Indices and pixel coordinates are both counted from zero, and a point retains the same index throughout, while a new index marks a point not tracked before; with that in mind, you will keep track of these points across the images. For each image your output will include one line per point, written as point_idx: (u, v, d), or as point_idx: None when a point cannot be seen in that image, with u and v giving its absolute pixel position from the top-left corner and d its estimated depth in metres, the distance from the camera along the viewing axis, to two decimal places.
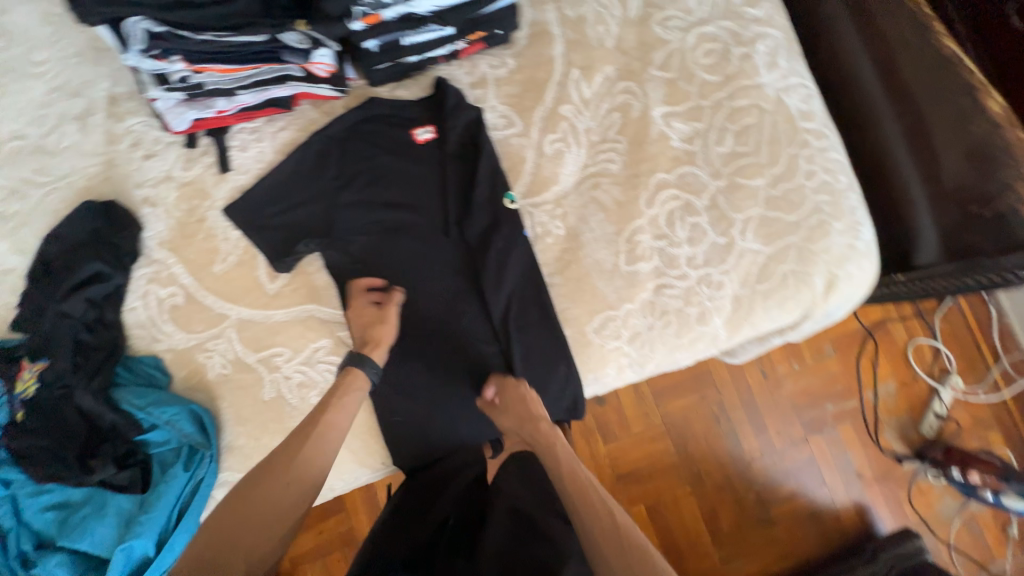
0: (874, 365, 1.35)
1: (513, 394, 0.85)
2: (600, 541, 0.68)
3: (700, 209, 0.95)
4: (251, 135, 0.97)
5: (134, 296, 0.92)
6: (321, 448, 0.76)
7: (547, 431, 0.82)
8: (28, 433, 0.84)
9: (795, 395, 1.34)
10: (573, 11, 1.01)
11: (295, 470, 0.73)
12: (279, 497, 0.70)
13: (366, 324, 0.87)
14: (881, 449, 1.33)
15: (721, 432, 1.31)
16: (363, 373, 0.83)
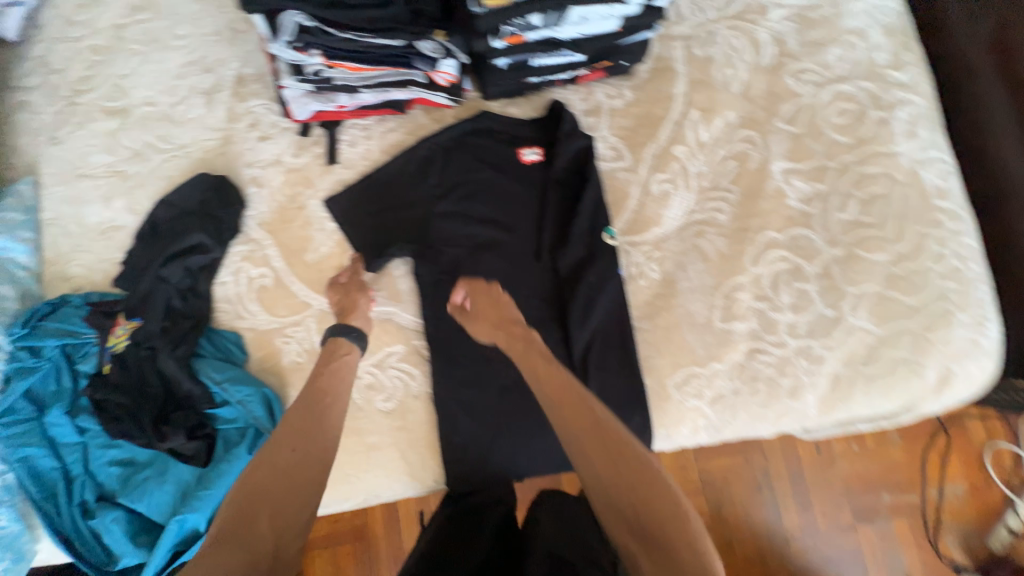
0: (943, 462, 1.16)
1: (480, 293, 0.84)
2: (595, 463, 0.62)
3: (810, 275, 0.88)
4: (362, 132, 0.99)
5: (227, 271, 0.94)
6: (325, 416, 0.76)
7: (523, 338, 0.78)
8: (111, 386, 0.86)
9: (850, 478, 1.16)
10: (701, 51, 0.98)
11: (295, 436, 0.72)
12: (286, 465, 0.69)
13: (354, 294, 0.89)
14: (940, 558, 1.12)
15: (762, 502, 1.14)
16: (346, 340, 0.84)
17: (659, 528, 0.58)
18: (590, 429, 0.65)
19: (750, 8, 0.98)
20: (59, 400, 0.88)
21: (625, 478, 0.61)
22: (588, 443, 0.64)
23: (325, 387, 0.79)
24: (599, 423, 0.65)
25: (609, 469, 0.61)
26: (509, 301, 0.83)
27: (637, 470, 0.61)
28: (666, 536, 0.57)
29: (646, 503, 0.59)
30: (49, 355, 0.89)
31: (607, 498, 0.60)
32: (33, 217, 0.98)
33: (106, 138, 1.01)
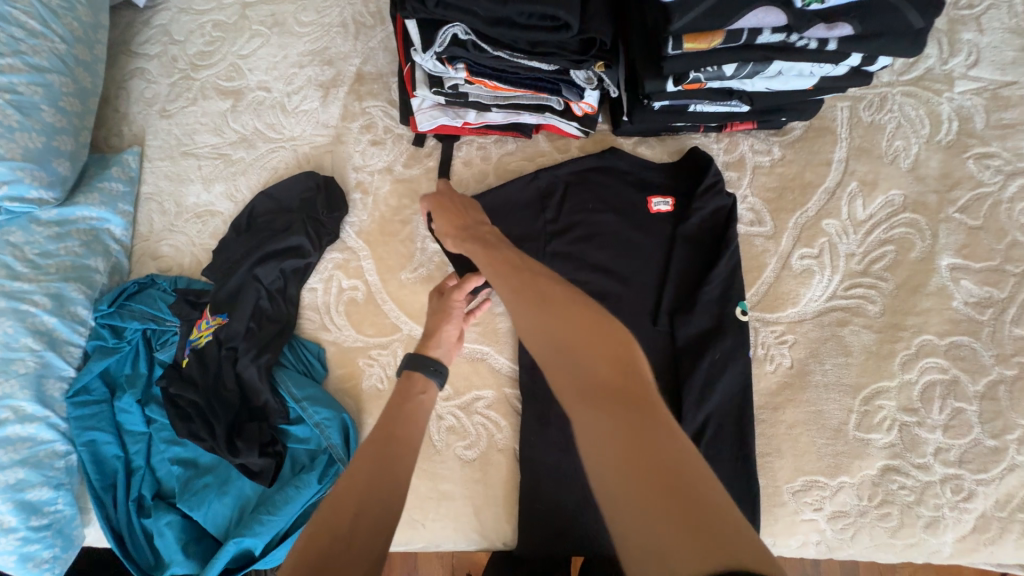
0: None
1: (435, 207, 0.78)
2: (518, 303, 0.57)
3: (969, 394, 0.77)
4: (479, 152, 0.92)
5: (318, 277, 0.89)
6: (394, 468, 0.57)
7: (480, 235, 0.71)
8: (185, 381, 0.81)
9: None
10: (869, 116, 0.87)
11: (356, 498, 0.53)
12: (347, 537, 0.50)
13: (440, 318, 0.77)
14: None
15: None
16: (421, 375, 0.69)
17: (582, 356, 0.50)
18: (514, 276, 0.60)
19: (933, 74, 0.86)
20: (132, 386, 0.84)
21: (547, 312, 0.54)
22: (511, 287, 0.59)
23: (396, 431, 0.61)
24: (525, 269, 0.61)
25: (531, 306, 0.56)
26: (472, 209, 0.76)
27: (564, 303, 0.55)
28: (585, 360, 0.49)
29: (571, 331, 0.52)
30: (130, 337, 0.86)
31: (531, 333, 0.55)
32: (134, 189, 0.95)
33: (215, 118, 0.98)
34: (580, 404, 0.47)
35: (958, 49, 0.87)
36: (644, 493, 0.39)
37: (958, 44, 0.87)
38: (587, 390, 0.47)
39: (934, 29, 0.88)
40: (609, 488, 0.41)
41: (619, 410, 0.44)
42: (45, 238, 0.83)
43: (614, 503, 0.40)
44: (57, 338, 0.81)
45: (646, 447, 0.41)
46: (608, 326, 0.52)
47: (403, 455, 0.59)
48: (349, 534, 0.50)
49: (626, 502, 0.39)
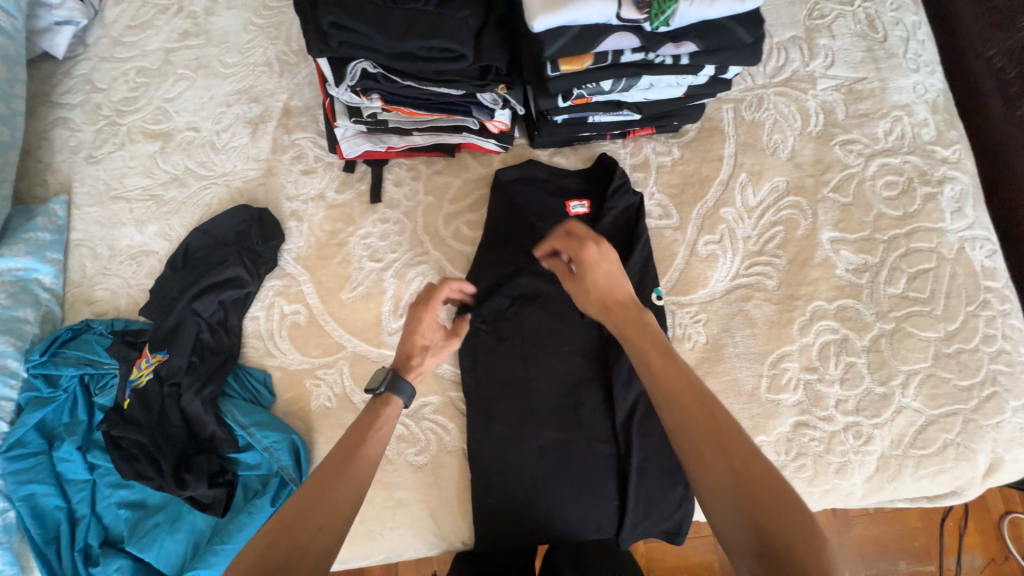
0: (962, 531, 1.16)
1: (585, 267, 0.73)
2: (706, 458, 0.56)
3: (858, 349, 0.87)
4: (407, 172, 0.98)
5: (259, 305, 0.91)
6: (353, 485, 0.61)
7: (641, 330, 0.67)
8: (127, 423, 0.81)
9: (865, 543, 1.15)
10: (750, 114, 0.98)
11: (314, 515, 0.57)
12: (298, 548, 0.54)
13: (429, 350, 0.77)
14: None
15: None
16: (397, 401, 0.71)
17: (784, 548, 0.49)
18: (705, 429, 0.57)
19: (799, 75, 0.99)
20: (71, 434, 0.83)
21: (737, 482, 0.53)
22: (703, 442, 0.56)
23: (360, 453, 0.64)
24: (711, 415, 0.58)
25: (722, 474, 0.54)
26: (624, 282, 0.72)
27: (755, 479, 0.53)
28: (776, 545, 0.49)
29: (766, 516, 0.51)
30: (66, 385, 0.85)
31: (720, 502, 0.54)
32: (63, 236, 0.95)
33: (145, 160, 1.00)
34: None
35: (816, 53, 1.00)
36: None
37: (816, 48, 1.00)
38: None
39: (796, 37, 1.01)
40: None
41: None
42: None
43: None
44: None
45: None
46: (801, 511, 0.51)
47: (361, 469, 0.63)
48: (301, 545, 0.55)
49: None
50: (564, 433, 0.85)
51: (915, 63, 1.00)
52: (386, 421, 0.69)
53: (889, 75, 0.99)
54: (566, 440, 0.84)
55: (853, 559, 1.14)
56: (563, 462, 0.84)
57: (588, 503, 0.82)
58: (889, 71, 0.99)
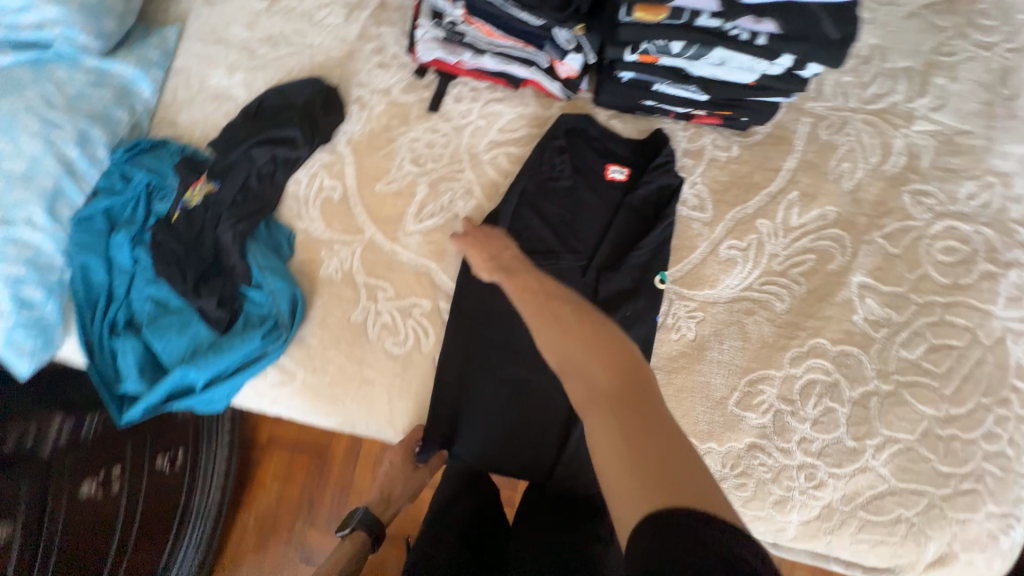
0: None
1: (469, 241, 0.86)
2: (536, 319, 0.66)
3: (844, 398, 0.84)
4: (470, 92, 1.01)
5: (305, 172, 1.00)
6: None
7: (506, 265, 0.80)
8: (172, 232, 0.93)
9: None
10: (827, 135, 0.93)
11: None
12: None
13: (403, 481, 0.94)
14: None
15: None
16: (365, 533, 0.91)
17: (596, 365, 0.58)
18: (539, 300, 0.68)
19: (896, 108, 0.91)
20: (128, 226, 0.96)
21: (560, 330, 0.63)
22: (531, 304, 0.69)
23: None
24: (541, 289, 0.71)
25: (550, 326, 0.64)
26: (500, 241, 0.84)
27: (568, 320, 0.64)
28: (593, 370, 0.58)
29: (578, 345, 0.61)
30: (135, 186, 0.97)
31: (552, 350, 0.63)
32: (167, 61, 1.08)
33: (250, 15, 1.09)
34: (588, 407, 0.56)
35: (927, 91, 0.91)
36: (635, 474, 0.48)
37: (928, 85, 0.91)
38: (593, 394, 0.56)
39: (910, 68, 0.93)
40: (611, 479, 0.50)
41: (613, 406, 0.54)
42: (84, 82, 0.96)
43: (613, 486, 0.49)
44: (75, 169, 0.93)
45: (641, 435, 0.51)
46: (613, 342, 0.60)
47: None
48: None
49: (623, 479, 0.48)
50: (528, 371, 0.91)
51: None
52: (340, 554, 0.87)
53: (1000, 136, 0.89)
54: (527, 378, 0.91)
55: None
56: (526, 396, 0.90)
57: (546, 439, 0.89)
58: (1003, 132, 0.89)
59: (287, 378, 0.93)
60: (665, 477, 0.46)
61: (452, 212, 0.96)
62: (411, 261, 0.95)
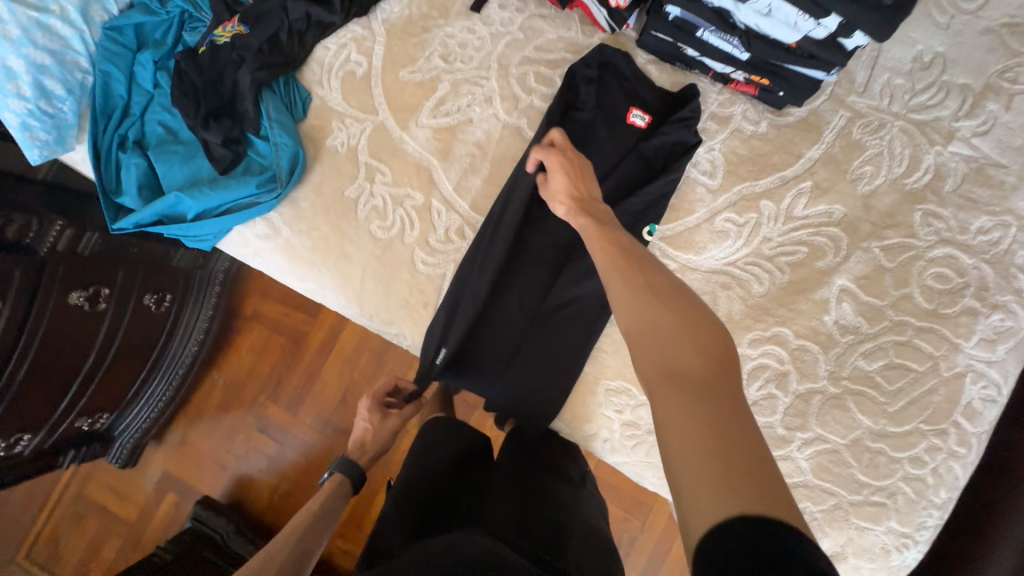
0: None
1: (557, 168, 0.79)
2: (622, 284, 0.59)
3: (789, 389, 0.86)
4: (516, 1, 0.98)
5: (335, 40, 1.00)
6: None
7: (594, 213, 0.73)
8: (195, 64, 0.94)
9: None
10: (859, 133, 0.90)
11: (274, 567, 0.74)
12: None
13: (374, 430, 1.00)
14: None
15: None
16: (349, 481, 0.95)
17: (683, 345, 0.52)
18: (629, 266, 0.62)
19: (938, 124, 0.88)
20: (155, 48, 0.98)
21: (651, 302, 0.56)
22: (617, 266, 0.62)
23: (294, 535, 0.81)
24: (628, 253, 0.64)
25: (636, 294, 0.57)
26: (590, 182, 0.79)
27: (666, 295, 0.57)
28: (679, 350, 0.52)
29: (671, 325, 0.54)
30: (169, 11, 0.99)
31: (633, 321, 0.56)
32: None
33: None
34: (663, 386, 0.50)
35: (976, 113, 0.87)
36: (720, 474, 0.43)
37: (979, 108, 0.87)
38: (672, 374, 0.50)
39: (967, 86, 0.88)
40: (682, 468, 0.45)
41: (699, 392, 0.48)
42: None
43: (688, 478, 0.44)
44: None
45: (734, 435, 0.45)
46: (705, 324, 0.54)
47: (301, 542, 0.80)
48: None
49: (703, 476, 0.43)
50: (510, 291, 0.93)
51: None
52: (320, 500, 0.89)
53: None
54: (512, 301, 0.94)
55: None
56: (507, 313, 0.93)
57: (518, 360, 0.93)
58: None
59: (273, 233, 0.96)
60: (755, 488, 0.42)
61: (466, 116, 0.96)
62: (416, 153, 0.96)
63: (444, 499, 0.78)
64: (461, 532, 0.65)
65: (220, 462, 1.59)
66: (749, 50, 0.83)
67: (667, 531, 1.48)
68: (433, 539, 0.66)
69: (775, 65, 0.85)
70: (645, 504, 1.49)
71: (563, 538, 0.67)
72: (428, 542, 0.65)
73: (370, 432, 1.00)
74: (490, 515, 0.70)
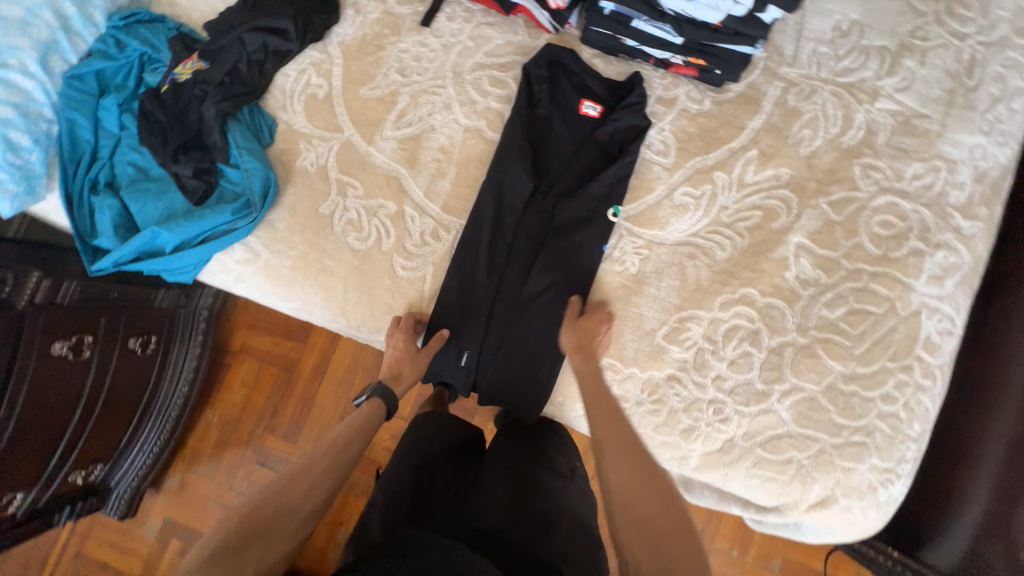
0: None
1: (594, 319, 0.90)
2: (619, 472, 0.73)
3: (763, 345, 0.90)
4: (462, 12, 1.04)
5: (294, 67, 1.04)
6: (318, 484, 0.73)
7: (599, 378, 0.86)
8: (159, 103, 0.96)
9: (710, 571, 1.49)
10: (795, 101, 0.96)
11: (310, 480, 0.74)
12: (291, 505, 0.70)
13: (410, 359, 0.90)
14: None
15: None
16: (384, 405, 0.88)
17: (667, 537, 0.65)
18: (623, 451, 0.75)
19: (864, 85, 0.96)
20: (118, 92, 1.00)
21: (643, 491, 0.70)
22: (614, 449, 0.76)
23: (334, 446, 0.79)
24: (621, 432, 0.78)
25: (631, 483, 0.71)
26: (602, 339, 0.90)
27: (653, 484, 0.71)
28: (666, 545, 0.65)
29: (660, 518, 0.67)
30: (128, 54, 1.01)
31: (628, 508, 0.69)
32: None
33: None
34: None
35: (896, 71, 0.95)
36: None
37: (898, 66, 0.95)
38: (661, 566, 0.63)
39: (884, 47, 0.96)
40: None
41: None
42: None
43: None
44: (71, 25, 0.98)
45: None
46: (682, 516, 0.68)
47: (340, 456, 0.78)
48: (295, 503, 0.71)
49: None
50: (492, 282, 0.95)
51: (989, 124, 0.93)
52: (360, 418, 0.84)
53: (953, 124, 0.93)
54: (495, 292, 0.96)
55: None
56: (490, 308, 0.95)
57: (508, 354, 0.94)
58: (958, 120, 0.93)
59: (252, 257, 0.98)
60: None
61: (428, 124, 1.00)
62: (384, 164, 0.99)
63: (432, 491, 0.79)
64: (444, 540, 0.64)
65: (222, 500, 1.57)
66: (681, 33, 0.92)
67: None
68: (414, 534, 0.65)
69: (705, 45, 0.95)
70: None
71: (545, 529, 0.68)
72: (406, 539, 0.64)
73: (403, 360, 0.90)
74: (478, 508, 0.73)
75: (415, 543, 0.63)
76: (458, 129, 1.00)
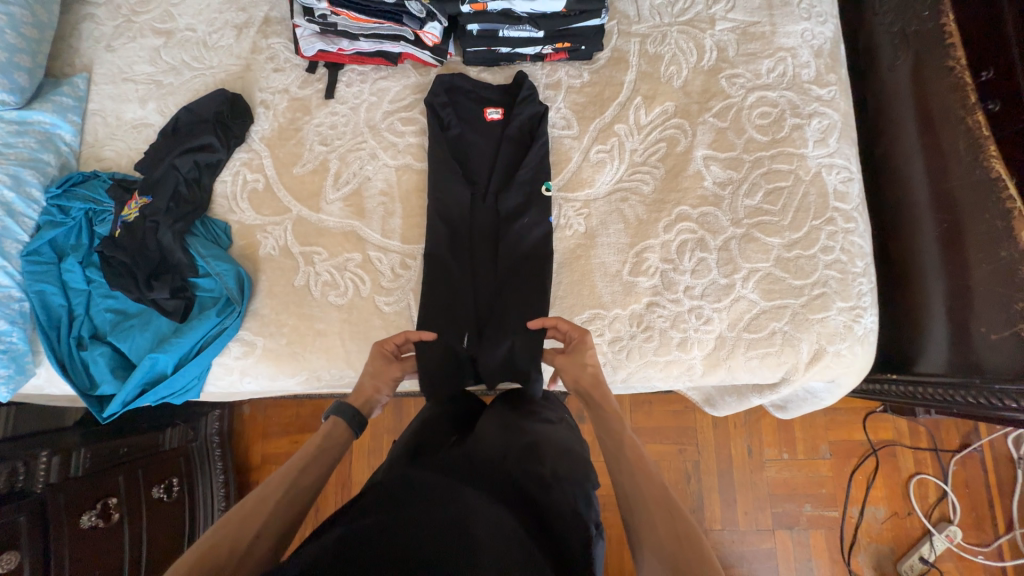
0: (868, 484, 1.54)
1: (576, 345, 0.90)
2: (645, 506, 0.67)
3: (711, 247, 1.03)
4: (358, 77, 1.17)
5: (228, 172, 1.13)
6: (272, 521, 0.67)
7: (607, 400, 0.84)
8: (117, 246, 1.02)
9: (774, 484, 1.56)
10: (653, 48, 1.13)
11: (262, 519, 0.66)
12: (241, 552, 0.63)
13: (374, 375, 0.90)
14: (849, 568, 1.51)
15: (690, 489, 1.56)
16: (346, 427, 0.83)
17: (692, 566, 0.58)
18: (648, 472, 0.71)
19: (700, 16, 1.14)
20: (75, 252, 1.06)
21: (667, 519, 0.65)
22: (639, 474, 0.71)
23: (295, 474, 0.73)
24: (645, 460, 0.74)
25: (657, 514, 0.65)
26: (587, 348, 0.89)
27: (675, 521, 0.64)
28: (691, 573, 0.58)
29: (681, 547, 0.61)
30: (74, 216, 1.07)
31: (651, 536, 0.63)
32: (82, 105, 1.19)
33: (150, 52, 1.23)
34: None
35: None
36: None
37: None
38: None
39: None
40: None
41: None
42: (7, 133, 1.06)
43: None
44: (15, 210, 1.03)
45: None
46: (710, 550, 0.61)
47: (296, 489, 0.71)
48: (246, 548, 0.63)
49: None
50: (469, 285, 1.05)
51: (807, 11, 1.12)
52: (319, 443, 0.79)
53: (779, 21, 1.12)
54: (475, 290, 1.06)
55: (762, 490, 1.55)
56: (473, 309, 1.05)
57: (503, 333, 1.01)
58: (782, 17, 1.12)
59: (249, 349, 1.04)
60: None
61: (363, 176, 1.11)
62: (337, 225, 1.09)
63: (428, 438, 0.78)
64: (455, 481, 0.63)
65: None
66: (539, 28, 1.07)
67: (719, 439, 1.59)
68: (427, 481, 0.62)
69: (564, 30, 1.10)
70: (689, 429, 1.60)
71: (535, 457, 0.71)
72: (418, 482, 0.62)
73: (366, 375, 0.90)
74: (477, 445, 0.73)
75: (411, 485, 0.62)
76: (389, 171, 1.11)
